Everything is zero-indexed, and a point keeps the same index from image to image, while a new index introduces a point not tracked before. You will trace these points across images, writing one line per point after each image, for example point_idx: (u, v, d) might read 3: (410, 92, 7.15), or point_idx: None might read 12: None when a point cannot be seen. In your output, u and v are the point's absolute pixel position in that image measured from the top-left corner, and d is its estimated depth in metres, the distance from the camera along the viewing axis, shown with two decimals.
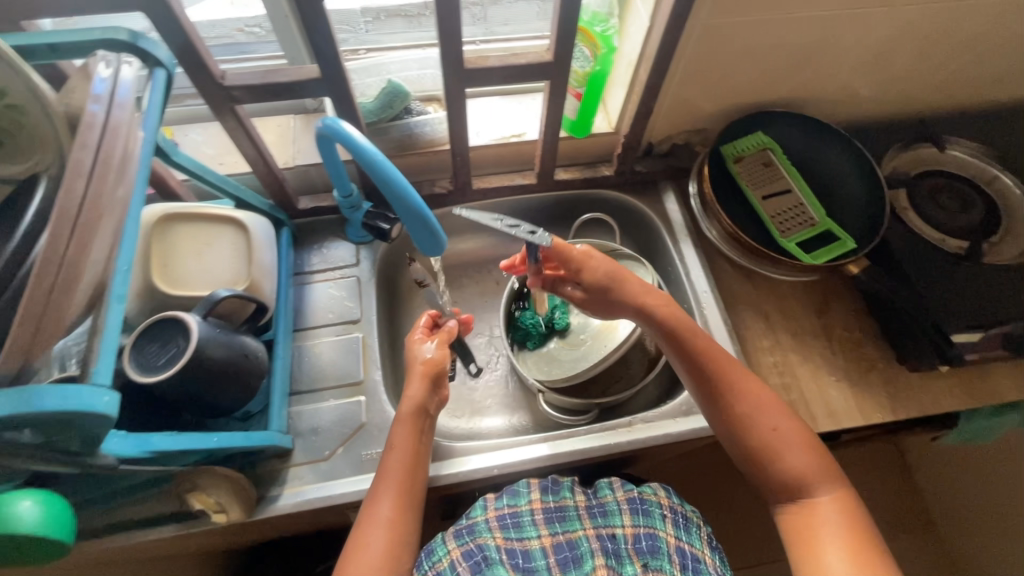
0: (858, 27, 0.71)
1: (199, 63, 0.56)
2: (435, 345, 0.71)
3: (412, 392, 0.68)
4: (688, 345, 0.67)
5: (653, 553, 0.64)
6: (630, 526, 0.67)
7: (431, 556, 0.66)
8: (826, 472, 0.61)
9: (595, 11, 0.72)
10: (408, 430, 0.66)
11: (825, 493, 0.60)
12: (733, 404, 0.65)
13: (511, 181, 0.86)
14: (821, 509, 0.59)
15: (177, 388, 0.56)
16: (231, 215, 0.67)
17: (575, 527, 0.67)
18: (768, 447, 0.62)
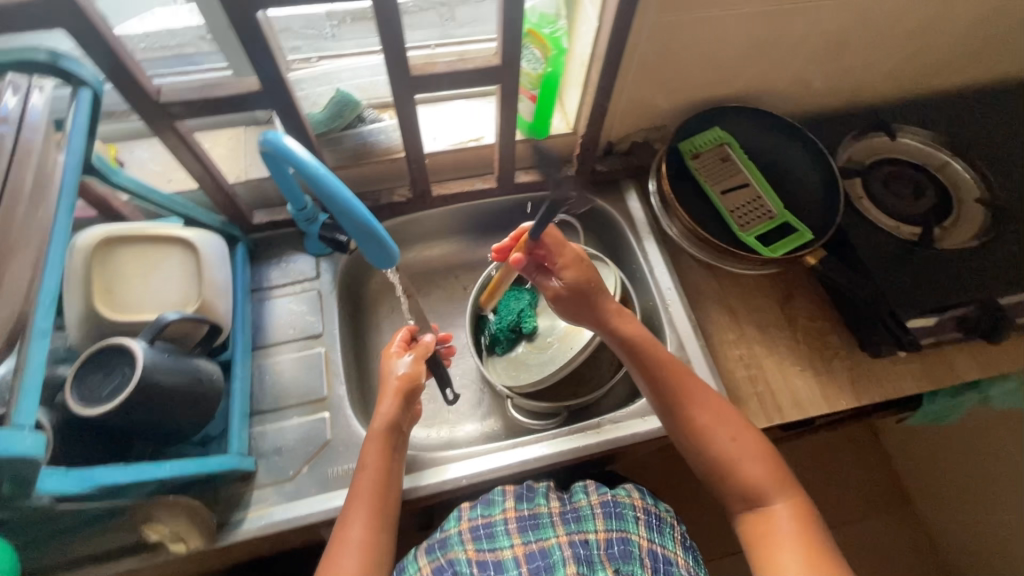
0: (804, 21, 0.72)
1: (132, 81, 0.54)
2: (408, 360, 0.69)
3: (383, 409, 0.66)
4: (647, 356, 0.68)
5: (624, 557, 0.64)
6: (603, 531, 0.67)
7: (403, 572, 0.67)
8: (779, 480, 0.62)
9: (541, 13, 0.73)
10: (380, 450, 0.65)
11: (783, 492, 0.62)
12: (694, 410, 0.65)
13: (471, 186, 0.86)
14: (779, 511, 0.61)
15: (125, 417, 0.55)
16: (178, 235, 0.65)
17: (548, 535, 0.67)
18: (726, 455, 0.63)
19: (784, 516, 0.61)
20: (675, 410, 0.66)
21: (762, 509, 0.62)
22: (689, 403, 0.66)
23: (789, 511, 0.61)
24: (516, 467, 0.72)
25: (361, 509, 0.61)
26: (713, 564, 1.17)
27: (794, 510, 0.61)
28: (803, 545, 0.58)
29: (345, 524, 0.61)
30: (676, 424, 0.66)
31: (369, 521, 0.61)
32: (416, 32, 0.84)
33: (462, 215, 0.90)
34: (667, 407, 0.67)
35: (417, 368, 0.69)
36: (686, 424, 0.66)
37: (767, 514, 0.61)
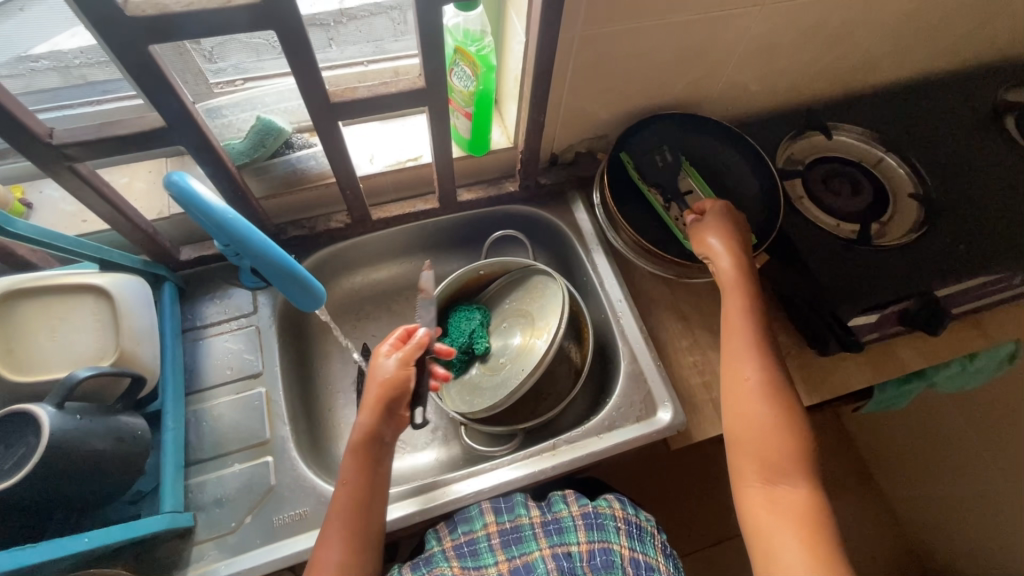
0: (734, 26, 0.72)
1: (16, 125, 0.49)
2: (396, 361, 0.64)
3: (362, 420, 0.62)
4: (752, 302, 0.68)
5: (607, 569, 0.62)
6: (585, 543, 0.65)
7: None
8: (802, 462, 0.59)
9: (467, 29, 0.68)
10: (356, 465, 0.61)
11: (807, 474, 0.58)
12: (750, 370, 0.64)
13: (412, 208, 0.83)
14: (794, 489, 0.58)
15: (39, 490, 0.50)
16: (88, 282, 0.60)
17: (531, 548, 0.65)
18: (764, 419, 0.61)
19: (802, 497, 0.57)
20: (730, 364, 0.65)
21: (779, 485, 0.58)
22: (737, 363, 0.65)
23: (807, 498, 0.57)
24: (472, 495, 0.70)
25: (338, 528, 0.58)
26: (687, 561, 1.17)
27: (805, 497, 0.57)
28: (804, 532, 0.55)
29: (325, 542, 0.58)
30: (727, 381, 0.65)
31: (348, 539, 0.58)
32: (347, 49, 0.81)
33: (407, 236, 0.87)
34: (734, 356, 0.66)
35: (405, 369, 0.63)
36: (737, 382, 0.64)
37: (778, 491, 0.58)
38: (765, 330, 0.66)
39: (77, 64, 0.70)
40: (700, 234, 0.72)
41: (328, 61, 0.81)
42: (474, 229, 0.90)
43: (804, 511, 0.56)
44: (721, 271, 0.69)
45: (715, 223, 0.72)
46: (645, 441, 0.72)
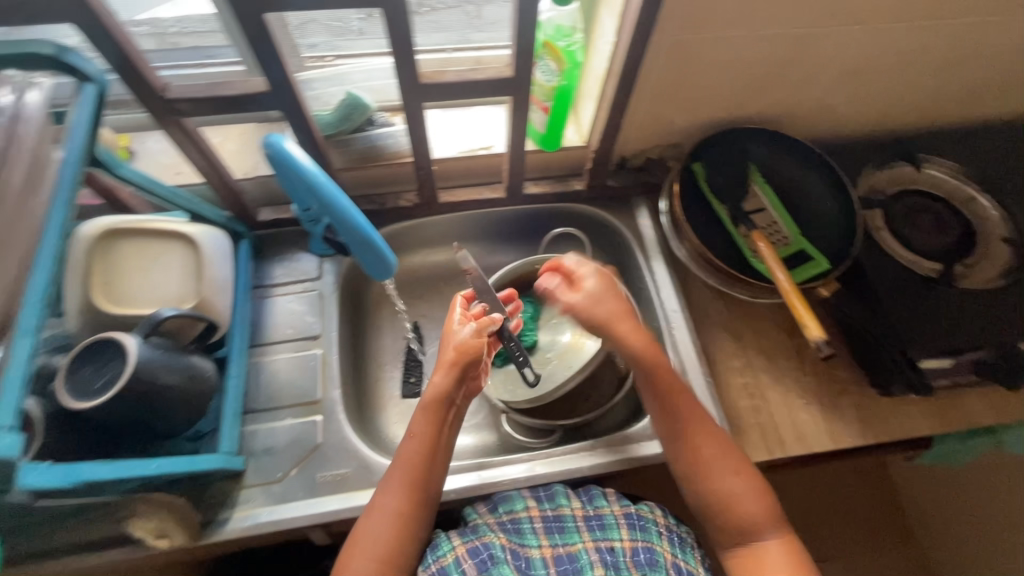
0: (830, 43, 0.70)
1: (139, 76, 0.54)
2: (473, 330, 0.67)
3: (437, 379, 0.65)
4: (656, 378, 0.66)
5: (651, 567, 0.60)
6: (628, 540, 0.62)
7: (436, 549, 0.61)
8: (775, 517, 0.60)
9: (558, 24, 0.68)
10: (429, 419, 0.64)
11: (776, 529, 0.60)
12: (696, 439, 0.63)
13: (478, 195, 0.85)
14: (770, 546, 0.59)
15: (117, 413, 0.54)
16: (180, 230, 0.64)
17: (574, 539, 0.62)
18: (729, 488, 0.61)
19: (782, 553, 0.59)
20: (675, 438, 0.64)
21: (755, 544, 0.59)
22: (688, 433, 0.64)
23: (782, 552, 0.59)
24: (506, 483, 0.71)
25: (401, 478, 0.62)
26: None
27: (785, 547, 0.59)
28: None
29: (387, 491, 0.61)
30: (678, 453, 0.64)
31: (409, 490, 0.61)
32: (433, 35, 0.83)
33: (469, 223, 0.89)
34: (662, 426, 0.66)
35: (481, 343, 0.66)
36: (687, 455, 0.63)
37: (756, 551, 0.59)
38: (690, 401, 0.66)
39: (172, 31, 0.75)
40: (577, 309, 0.70)
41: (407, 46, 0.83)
42: (535, 224, 0.91)
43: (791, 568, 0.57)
44: (622, 344, 0.68)
45: (595, 290, 0.70)
46: None
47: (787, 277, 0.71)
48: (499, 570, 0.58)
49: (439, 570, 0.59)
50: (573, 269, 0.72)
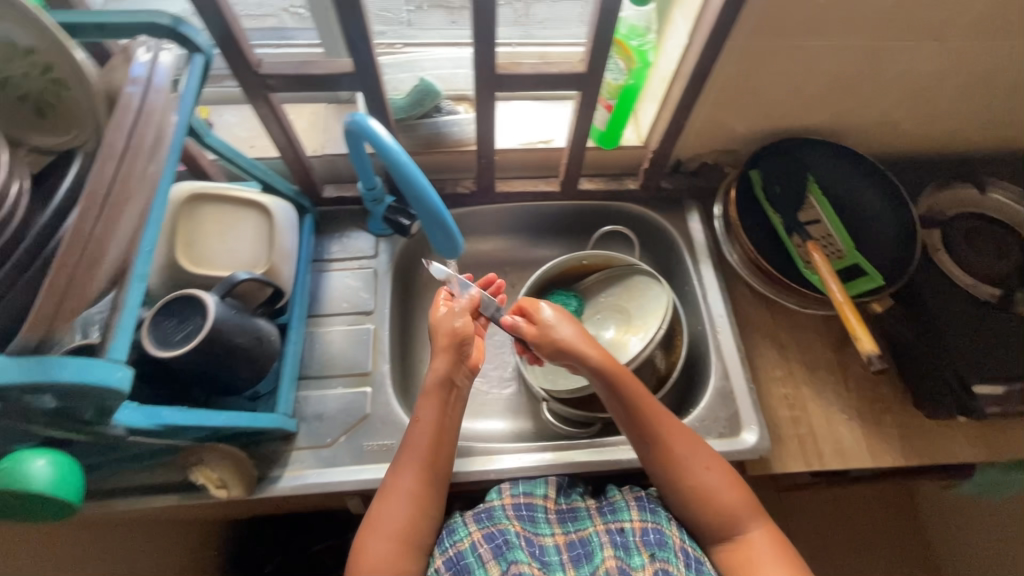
0: (904, 59, 0.69)
1: (238, 51, 0.57)
2: (457, 313, 0.68)
3: (436, 364, 0.67)
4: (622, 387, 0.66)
5: (661, 546, 0.59)
6: (638, 521, 0.63)
7: (452, 534, 0.62)
8: (755, 509, 0.62)
9: (632, 23, 0.71)
10: (435, 405, 0.65)
11: (758, 521, 0.62)
12: (670, 439, 0.64)
13: (534, 187, 0.87)
14: (755, 540, 0.61)
15: (193, 364, 0.58)
16: (256, 199, 0.68)
17: (586, 525, 0.64)
18: (705, 485, 0.62)
19: (767, 543, 0.60)
20: (650, 441, 0.64)
21: (739, 539, 0.61)
22: (662, 436, 0.64)
23: (764, 537, 0.61)
24: (543, 468, 0.71)
25: (412, 461, 0.63)
26: None
27: (769, 536, 0.61)
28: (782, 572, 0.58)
29: (398, 473, 0.63)
30: (652, 457, 0.64)
31: (421, 473, 0.62)
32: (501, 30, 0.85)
33: (520, 214, 0.90)
34: (639, 439, 0.65)
35: (469, 325, 0.68)
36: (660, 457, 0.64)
37: (743, 545, 0.61)
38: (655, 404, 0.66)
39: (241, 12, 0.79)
40: (538, 342, 0.70)
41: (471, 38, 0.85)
42: (585, 220, 0.92)
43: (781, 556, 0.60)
44: (589, 364, 0.67)
45: (552, 319, 0.71)
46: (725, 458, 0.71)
47: (842, 288, 0.71)
48: (514, 553, 0.59)
49: (456, 555, 0.60)
50: (528, 305, 0.73)
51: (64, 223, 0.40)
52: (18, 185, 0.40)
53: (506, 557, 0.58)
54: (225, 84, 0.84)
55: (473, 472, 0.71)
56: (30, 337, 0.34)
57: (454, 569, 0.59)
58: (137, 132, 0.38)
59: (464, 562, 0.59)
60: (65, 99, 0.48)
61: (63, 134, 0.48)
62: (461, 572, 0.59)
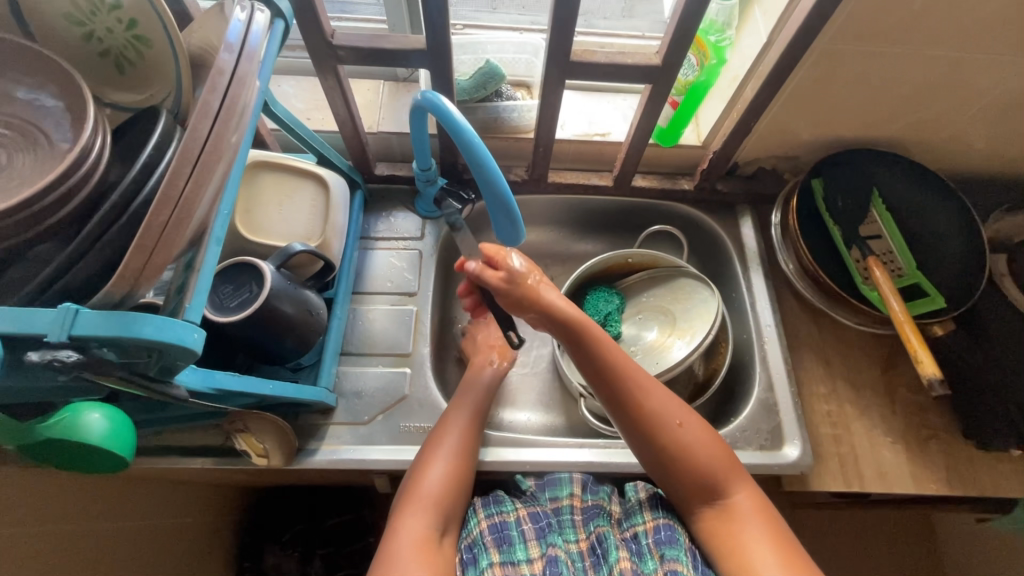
0: (995, 75, 0.66)
1: (314, 19, 0.56)
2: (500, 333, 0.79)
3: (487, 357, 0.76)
4: (584, 339, 0.60)
5: (671, 543, 0.59)
6: (650, 521, 0.62)
7: (499, 504, 0.64)
8: (735, 469, 0.60)
9: (712, 19, 0.70)
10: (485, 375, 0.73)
11: (738, 481, 0.59)
12: (640, 395, 0.61)
13: (586, 180, 0.85)
14: (738, 502, 0.59)
15: (246, 332, 0.58)
16: (314, 172, 0.68)
17: (604, 523, 0.63)
18: (679, 444, 0.60)
19: (748, 504, 0.58)
20: (617, 398, 0.61)
21: (719, 499, 0.59)
22: (627, 392, 0.61)
23: (747, 502, 0.59)
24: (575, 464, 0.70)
25: (467, 406, 0.69)
26: None
27: (752, 499, 0.59)
28: (775, 538, 0.56)
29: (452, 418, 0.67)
30: (620, 415, 0.61)
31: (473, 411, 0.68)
32: None
33: (568, 206, 0.89)
34: (614, 404, 0.61)
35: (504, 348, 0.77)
36: (628, 414, 0.61)
37: (723, 506, 0.59)
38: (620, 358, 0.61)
39: None
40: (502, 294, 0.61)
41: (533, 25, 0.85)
42: (632, 217, 0.91)
43: (766, 515, 0.58)
44: (553, 314, 0.61)
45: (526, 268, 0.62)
46: (765, 471, 0.70)
47: (902, 307, 0.69)
48: (554, 537, 0.61)
49: (501, 522, 0.62)
50: (493, 253, 0.61)
51: (151, 180, 0.39)
52: (101, 141, 0.41)
53: (546, 540, 0.60)
54: (287, 54, 0.84)
55: (507, 463, 0.70)
56: (114, 292, 0.34)
57: (496, 535, 0.60)
58: (231, 93, 0.37)
59: (508, 532, 0.61)
60: (145, 57, 0.48)
61: (138, 92, 0.50)
62: (503, 540, 0.60)
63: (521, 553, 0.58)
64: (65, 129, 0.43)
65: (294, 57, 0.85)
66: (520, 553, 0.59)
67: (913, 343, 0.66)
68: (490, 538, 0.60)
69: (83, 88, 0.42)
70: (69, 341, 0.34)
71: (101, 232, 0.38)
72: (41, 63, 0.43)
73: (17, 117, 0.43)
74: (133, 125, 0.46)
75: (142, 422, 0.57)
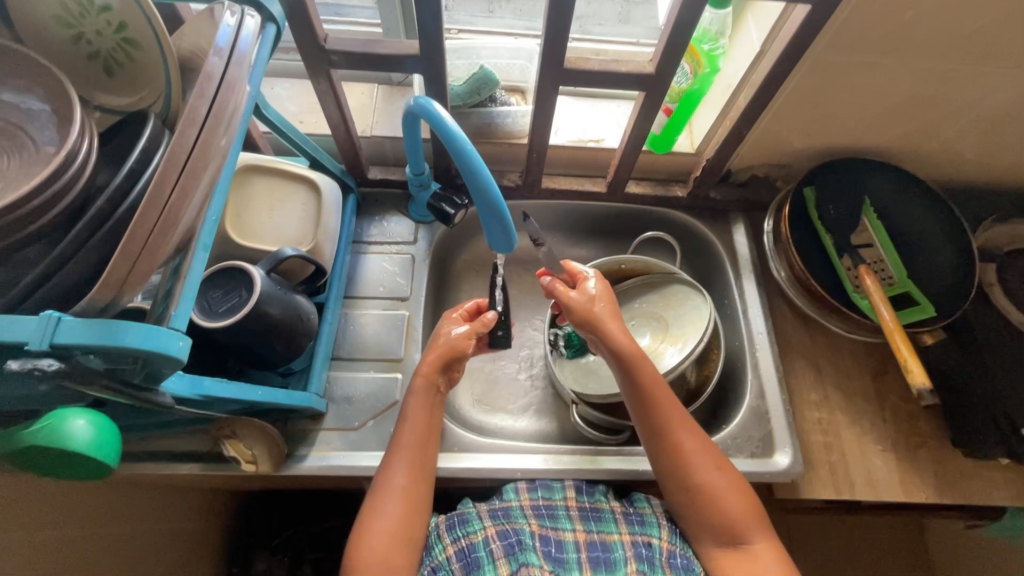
0: (984, 87, 0.66)
1: (307, 24, 0.56)
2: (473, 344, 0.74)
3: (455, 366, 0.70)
4: (641, 372, 0.65)
5: (687, 571, 0.59)
6: (667, 540, 0.62)
7: (465, 525, 0.62)
8: (760, 520, 0.60)
9: (705, 27, 0.70)
10: (420, 406, 0.65)
11: (760, 531, 0.59)
12: (680, 435, 0.62)
13: (580, 186, 0.85)
14: (760, 551, 0.58)
15: (235, 336, 0.58)
16: (306, 176, 0.68)
17: (611, 529, 0.63)
18: (712, 486, 0.60)
19: (770, 553, 0.58)
20: (662, 430, 0.63)
21: (742, 546, 0.59)
22: (672, 428, 0.63)
23: (768, 551, 0.58)
24: (566, 472, 0.70)
25: (402, 453, 0.62)
26: None
27: (771, 546, 0.59)
28: None
29: (388, 469, 0.62)
30: (659, 448, 0.63)
31: (410, 469, 0.62)
32: None
33: (562, 211, 0.89)
34: (652, 437, 0.63)
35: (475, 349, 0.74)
36: (668, 447, 0.62)
37: (744, 553, 0.59)
38: (666, 396, 0.64)
39: None
40: (570, 308, 0.69)
41: (527, 30, 0.85)
42: (626, 223, 0.91)
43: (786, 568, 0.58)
44: (613, 345, 0.66)
45: (595, 295, 0.69)
46: (757, 479, 0.70)
47: (893, 315, 0.69)
48: (526, 556, 0.58)
49: (467, 546, 0.60)
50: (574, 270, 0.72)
51: (138, 184, 0.39)
52: (88, 145, 0.40)
53: (517, 558, 0.58)
54: (280, 56, 0.84)
55: (498, 469, 0.70)
56: (97, 299, 0.34)
57: (464, 561, 0.59)
58: (220, 98, 0.37)
59: (475, 555, 0.59)
60: (134, 59, 0.48)
61: (129, 96, 0.49)
62: (471, 566, 0.58)
63: (489, 574, 0.57)
64: (50, 132, 0.42)
65: (288, 60, 0.84)
66: (489, 574, 0.57)
67: (903, 351, 0.66)
68: (458, 564, 0.59)
69: (71, 91, 0.41)
70: (51, 350, 0.33)
71: (86, 238, 0.37)
72: (26, 65, 0.43)
73: (3, 119, 0.43)
74: (121, 128, 0.46)
75: (129, 429, 0.56)
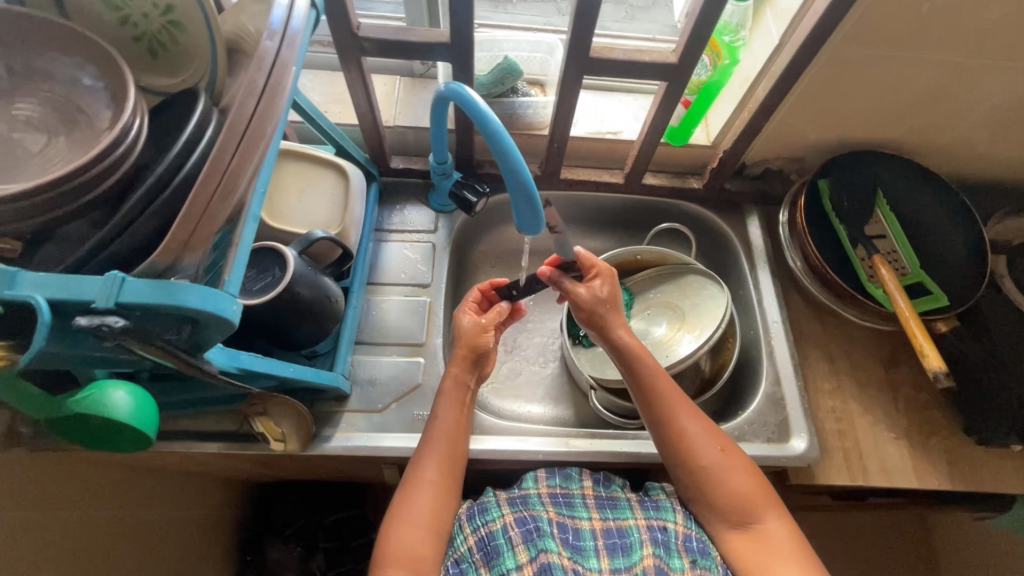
0: (998, 80, 0.68)
1: (343, 12, 0.57)
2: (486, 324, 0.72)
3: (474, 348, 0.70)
4: (640, 363, 0.66)
5: (703, 554, 0.60)
6: (682, 524, 0.63)
7: (485, 513, 0.62)
8: (768, 497, 0.61)
9: (727, 20, 0.72)
10: (454, 405, 0.66)
11: (769, 507, 0.61)
12: (682, 419, 0.64)
13: (598, 177, 0.87)
14: (771, 528, 0.60)
15: (268, 314, 0.59)
16: (334, 162, 0.70)
17: (627, 516, 0.63)
18: (716, 467, 0.62)
19: (779, 531, 0.60)
20: (663, 417, 0.64)
21: (752, 527, 0.60)
22: (674, 414, 0.64)
23: (778, 529, 0.60)
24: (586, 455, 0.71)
25: (435, 452, 0.63)
26: None
27: (781, 522, 0.60)
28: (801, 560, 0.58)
29: (420, 466, 0.63)
30: (662, 435, 0.64)
31: (443, 467, 0.63)
32: None
33: (579, 203, 0.91)
34: (655, 423, 0.65)
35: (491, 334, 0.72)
36: (670, 435, 0.64)
37: (754, 533, 0.60)
38: (665, 383, 0.66)
39: None
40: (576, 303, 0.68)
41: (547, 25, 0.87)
42: (641, 215, 0.93)
43: (797, 545, 0.59)
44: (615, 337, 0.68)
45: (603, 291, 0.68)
46: (774, 463, 0.71)
47: (908, 303, 0.71)
48: (545, 542, 0.58)
49: (488, 534, 0.60)
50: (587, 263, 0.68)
51: (191, 158, 0.40)
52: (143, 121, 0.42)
53: (536, 544, 0.58)
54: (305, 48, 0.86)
55: (519, 451, 0.71)
56: (158, 262, 0.35)
57: (483, 551, 0.59)
58: (275, 75, 0.39)
59: (495, 543, 0.59)
60: (180, 42, 0.49)
61: (172, 76, 0.51)
62: (491, 554, 0.59)
63: (510, 561, 0.57)
64: (106, 109, 0.44)
65: (313, 52, 0.86)
66: (509, 561, 0.57)
67: (919, 338, 0.68)
68: (478, 555, 0.59)
69: (126, 70, 0.43)
70: (117, 309, 0.35)
71: (143, 207, 0.39)
72: (82, 43, 0.44)
73: (60, 95, 0.44)
74: (169, 107, 0.47)
75: (163, 404, 0.57)
